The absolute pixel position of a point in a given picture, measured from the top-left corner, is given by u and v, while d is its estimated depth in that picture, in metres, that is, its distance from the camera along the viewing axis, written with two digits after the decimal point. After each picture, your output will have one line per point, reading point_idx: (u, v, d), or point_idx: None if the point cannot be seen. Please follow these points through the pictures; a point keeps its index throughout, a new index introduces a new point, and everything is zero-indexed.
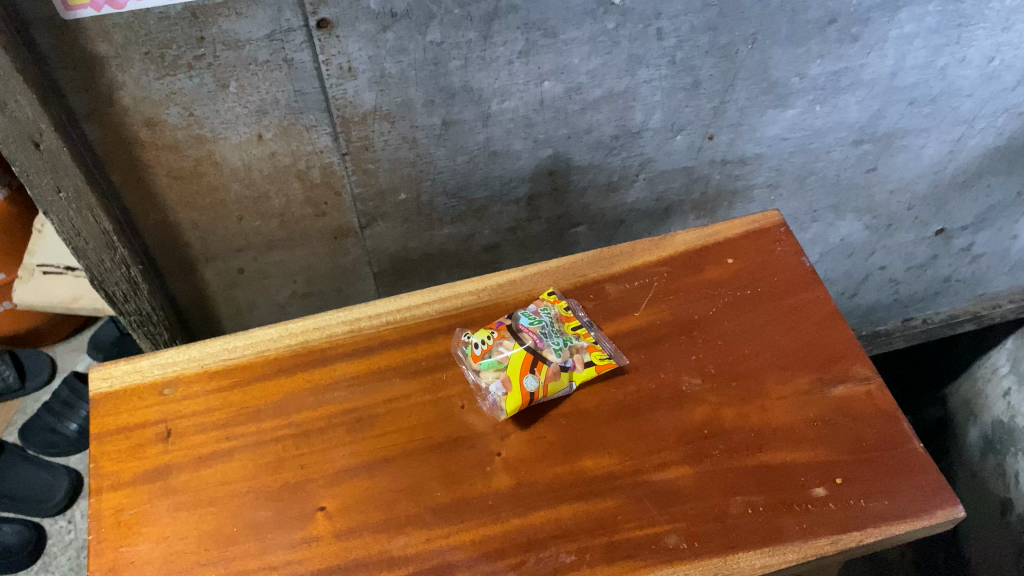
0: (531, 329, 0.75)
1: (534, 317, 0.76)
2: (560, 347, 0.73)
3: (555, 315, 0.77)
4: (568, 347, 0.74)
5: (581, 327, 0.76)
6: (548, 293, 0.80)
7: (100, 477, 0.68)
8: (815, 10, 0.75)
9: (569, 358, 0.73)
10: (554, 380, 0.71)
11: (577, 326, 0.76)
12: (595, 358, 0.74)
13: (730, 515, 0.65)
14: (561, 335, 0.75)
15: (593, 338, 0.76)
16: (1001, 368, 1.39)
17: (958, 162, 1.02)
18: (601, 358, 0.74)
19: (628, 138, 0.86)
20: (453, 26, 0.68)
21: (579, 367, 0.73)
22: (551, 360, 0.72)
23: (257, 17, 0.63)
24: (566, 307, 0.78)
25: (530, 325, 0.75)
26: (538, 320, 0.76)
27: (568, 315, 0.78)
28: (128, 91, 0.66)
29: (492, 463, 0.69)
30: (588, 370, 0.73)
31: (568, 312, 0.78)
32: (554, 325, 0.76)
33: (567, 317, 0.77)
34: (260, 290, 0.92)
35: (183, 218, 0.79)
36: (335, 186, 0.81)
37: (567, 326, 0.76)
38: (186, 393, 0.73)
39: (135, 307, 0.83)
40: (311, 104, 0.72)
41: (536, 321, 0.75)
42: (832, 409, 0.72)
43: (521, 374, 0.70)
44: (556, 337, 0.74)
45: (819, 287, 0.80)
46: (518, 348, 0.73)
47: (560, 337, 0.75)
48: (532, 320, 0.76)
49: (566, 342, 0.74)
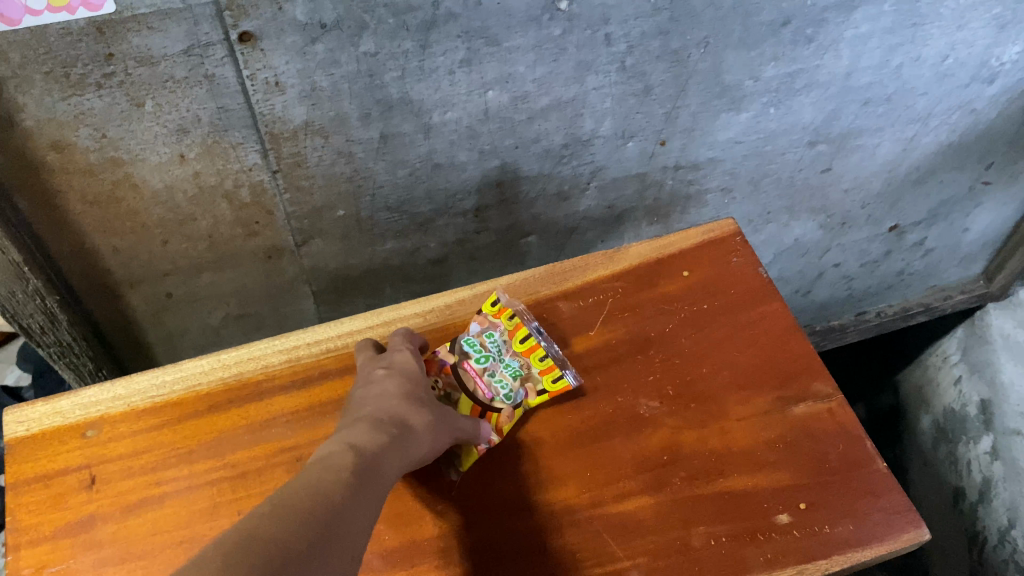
0: (474, 365, 0.70)
1: (476, 345, 0.71)
2: (510, 379, 0.69)
3: (500, 336, 0.72)
4: (518, 375, 0.69)
5: (529, 338, 0.71)
6: (492, 301, 0.73)
7: (17, 532, 0.63)
8: (770, 12, 0.72)
9: (522, 388, 0.69)
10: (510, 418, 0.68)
11: (526, 337, 0.71)
12: (547, 378, 0.69)
13: (692, 548, 0.63)
14: (508, 362, 0.70)
15: (543, 348, 0.71)
16: (952, 356, 1.40)
17: (912, 159, 1.00)
18: (554, 376, 0.69)
19: (578, 146, 0.82)
20: (388, 37, 0.63)
21: (532, 396, 0.69)
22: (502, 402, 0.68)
23: (170, 31, 0.58)
24: (511, 316, 0.72)
25: (476, 359, 0.70)
26: (482, 348, 0.71)
27: (515, 325, 0.72)
28: (30, 114, 0.60)
29: (442, 501, 0.65)
30: (541, 398, 0.69)
31: (514, 321, 0.72)
32: (500, 350, 0.71)
33: (514, 330, 0.72)
34: (192, 314, 0.87)
35: (101, 244, 0.73)
36: (267, 205, 0.76)
37: (514, 343, 0.71)
38: (111, 434, 0.68)
39: (54, 338, 0.77)
40: (236, 121, 0.66)
41: (478, 354, 0.71)
42: (793, 429, 0.69)
43: None
44: (504, 366, 0.70)
45: (776, 299, 0.78)
46: (464, 398, 0.69)
47: (508, 363, 0.70)
48: (477, 351, 0.71)
49: (515, 370, 0.70)
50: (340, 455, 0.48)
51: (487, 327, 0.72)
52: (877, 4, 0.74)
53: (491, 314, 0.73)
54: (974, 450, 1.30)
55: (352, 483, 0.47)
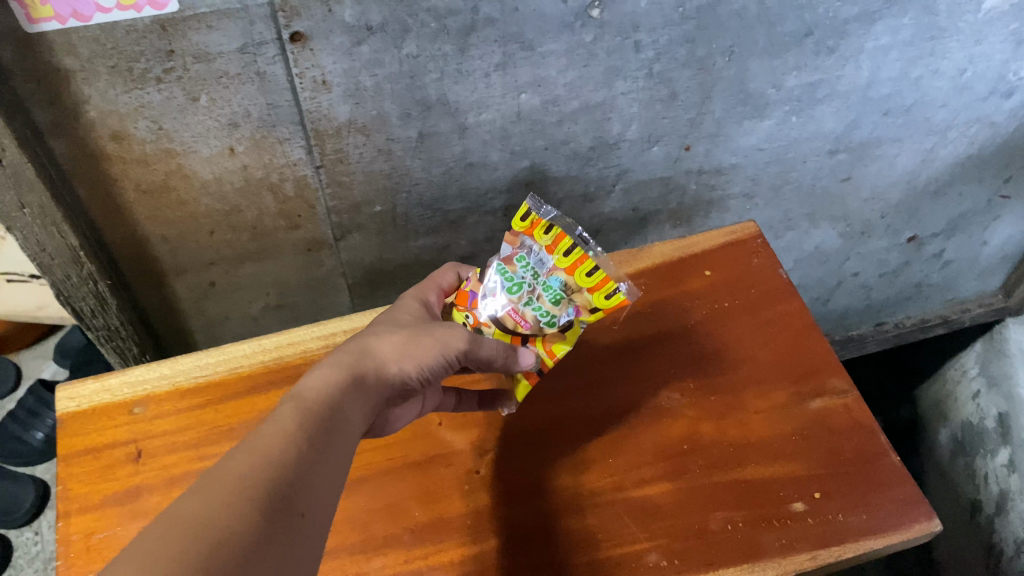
0: (508, 299, 0.60)
1: (509, 274, 0.60)
2: (548, 304, 0.59)
3: (537, 251, 0.59)
4: (556, 298, 0.59)
5: (574, 252, 0.58)
6: (521, 214, 0.60)
7: (68, 500, 0.67)
8: (793, 23, 0.75)
9: (567, 310, 0.59)
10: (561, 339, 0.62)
11: (568, 251, 0.58)
12: (593, 296, 0.58)
13: (710, 531, 0.65)
14: (548, 287, 0.59)
15: (588, 262, 0.57)
16: (970, 370, 1.41)
17: (931, 171, 1.03)
18: (604, 292, 0.57)
19: (605, 149, 0.85)
20: (430, 39, 0.67)
21: (583, 313, 0.60)
22: (536, 326, 0.60)
23: (228, 30, 0.62)
24: (548, 227, 0.59)
25: (505, 284, 0.60)
26: (515, 276, 0.60)
27: (555, 238, 0.58)
28: (94, 105, 0.64)
29: (470, 481, 0.69)
30: (595, 314, 0.60)
31: (550, 230, 0.59)
32: (539, 269, 0.59)
33: (553, 241, 0.59)
34: (232, 303, 0.91)
35: (152, 232, 0.78)
36: (309, 199, 0.80)
37: (557, 262, 0.58)
38: (157, 411, 0.72)
39: (104, 323, 0.82)
40: (284, 117, 0.70)
41: (512, 284, 0.60)
42: (810, 423, 0.72)
43: None
44: (543, 288, 0.59)
45: (795, 298, 0.80)
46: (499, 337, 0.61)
47: (547, 284, 0.59)
48: (508, 274, 0.60)
49: (555, 291, 0.59)
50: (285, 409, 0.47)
51: (523, 244, 0.61)
52: (897, 17, 0.77)
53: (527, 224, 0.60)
54: (991, 462, 1.31)
55: (311, 434, 0.46)
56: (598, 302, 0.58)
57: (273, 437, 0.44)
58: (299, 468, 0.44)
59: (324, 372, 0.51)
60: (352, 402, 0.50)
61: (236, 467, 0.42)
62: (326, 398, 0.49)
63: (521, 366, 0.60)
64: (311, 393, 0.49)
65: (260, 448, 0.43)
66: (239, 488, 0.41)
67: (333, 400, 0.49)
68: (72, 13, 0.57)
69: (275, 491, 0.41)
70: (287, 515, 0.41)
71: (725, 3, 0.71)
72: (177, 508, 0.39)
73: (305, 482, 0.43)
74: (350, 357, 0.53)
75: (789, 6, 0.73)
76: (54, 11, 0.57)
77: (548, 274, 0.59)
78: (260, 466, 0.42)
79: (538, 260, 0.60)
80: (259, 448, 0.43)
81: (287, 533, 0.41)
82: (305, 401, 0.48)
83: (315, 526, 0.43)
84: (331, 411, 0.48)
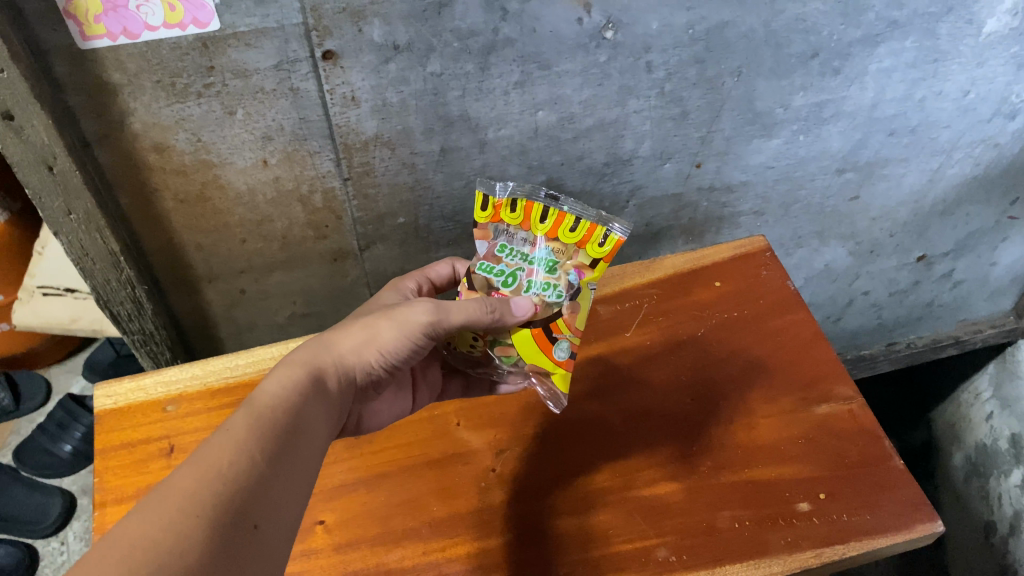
0: (507, 292, 0.64)
1: (497, 267, 0.64)
2: (548, 277, 0.63)
3: (514, 233, 0.64)
4: (551, 268, 0.63)
5: (548, 215, 0.63)
6: (480, 206, 0.63)
7: (104, 491, 0.70)
8: (799, 45, 0.79)
9: (567, 276, 0.63)
10: (576, 311, 0.64)
11: (544, 217, 0.63)
12: (586, 250, 0.62)
13: (718, 529, 0.67)
14: (538, 262, 0.64)
15: (568, 218, 0.63)
16: (983, 393, 1.42)
17: (938, 191, 1.05)
18: (595, 241, 0.62)
19: (618, 165, 0.89)
20: (452, 58, 0.71)
21: (584, 273, 0.63)
22: (547, 306, 0.64)
23: (264, 47, 0.66)
24: (512, 205, 0.63)
25: (499, 280, 0.64)
26: (504, 268, 0.64)
27: (525, 212, 0.63)
28: (139, 117, 0.69)
29: (487, 478, 0.71)
30: (597, 270, 0.63)
31: (517, 209, 0.63)
32: (524, 250, 0.64)
33: (526, 217, 0.63)
34: (259, 310, 0.95)
35: (188, 241, 0.82)
36: (337, 210, 0.84)
37: (536, 232, 0.63)
38: (188, 410, 0.75)
39: (139, 327, 0.86)
40: (315, 131, 0.75)
41: (504, 276, 0.64)
42: (816, 427, 0.74)
43: (549, 353, 0.65)
44: (535, 265, 0.64)
45: (802, 309, 0.83)
46: (518, 334, 0.65)
47: (538, 258, 0.64)
48: (496, 268, 0.64)
49: (547, 263, 0.63)
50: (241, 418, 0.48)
51: (495, 232, 0.64)
52: (900, 40, 0.81)
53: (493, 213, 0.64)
54: (1005, 483, 1.31)
55: (266, 442, 0.47)
56: (595, 253, 0.62)
57: (225, 446, 0.45)
58: (256, 477, 0.44)
59: (279, 377, 0.53)
60: (308, 404, 0.52)
61: (188, 480, 0.42)
62: (280, 401, 0.50)
63: (516, 318, 0.61)
64: (262, 399, 0.50)
65: (212, 457, 0.44)
66: (191, 502, 0.41)
67: (289, 404, 0.50)
68: (122, 31, 0.62)
69: (228, 501, 0.42)
70: (243, 526, 0.42)
71: (732, 26, 0.75)
72: (125, 528, 0.39)
73: (262, 490, 0.44)
74: (303, 361, 0.55)
75: (794, 28, 0.77)
76: (106, 29, 0.61)
77: (534, 249, 0.64)
78: (212, 477, 0.43)
79: (518, 241, 0.64)
80: (210, 457, 0.44)
81: (242, 542, 0.41)
82: (258, 407, 0.49)
83: (273, 534, 0.43)
84: (286, 415, 0.49)
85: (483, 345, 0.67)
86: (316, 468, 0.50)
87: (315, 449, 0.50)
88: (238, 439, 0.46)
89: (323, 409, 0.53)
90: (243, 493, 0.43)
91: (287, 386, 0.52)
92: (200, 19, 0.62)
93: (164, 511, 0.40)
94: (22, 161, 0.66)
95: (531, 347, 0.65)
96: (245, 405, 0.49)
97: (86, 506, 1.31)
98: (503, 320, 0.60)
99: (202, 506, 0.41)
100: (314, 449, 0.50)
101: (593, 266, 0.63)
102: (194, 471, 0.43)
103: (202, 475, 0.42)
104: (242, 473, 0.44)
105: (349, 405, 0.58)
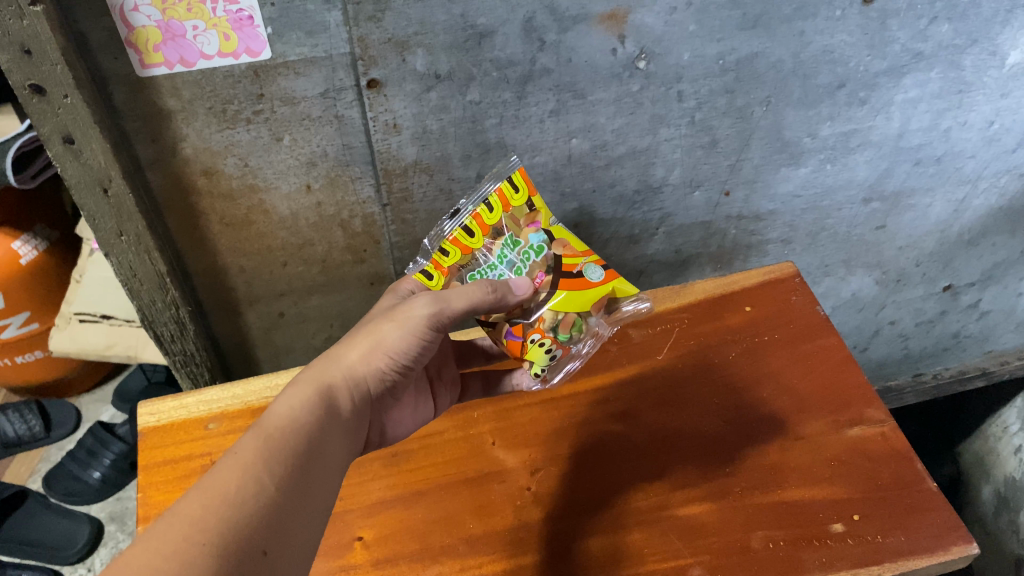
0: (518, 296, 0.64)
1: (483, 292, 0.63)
2: (519, 247, 0.64)
3: (471, 262, 0.64)
4: (513, 240, 0.64)
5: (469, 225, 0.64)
6: (428, 279, 0.64)
7: (148, 506, 0.69)
8: (826, 75, 0.81)
9: (532, 230, 0.65)
10: (568, 242, 0.66)
11: (468, 231, 0.64)
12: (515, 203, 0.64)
13: (752, 549, 0.65)
14: (500, 255, 0.64)
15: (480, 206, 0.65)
16: (1011, 426, 1.40)
17: (963, 221, 1.07)
18: (508, 188, 0.64)
19: (649, 193, 0.91)
20: (491, 87, 0.73)
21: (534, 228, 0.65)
22: (545, 261, 0.64)
23: (313, 76, 0.69)
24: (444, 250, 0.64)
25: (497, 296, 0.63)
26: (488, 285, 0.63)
27: (457, 240, 0.64)
28: (190, 143, 0.72)
29: (522, 497, 0.71)
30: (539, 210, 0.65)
31: (448, 250, 0.64)
32: (487, 260, 0.64)
33: (461, 249, 0.64)
34: (297, 333, 0.99)
35: (231, 263, 0.85)
36: (375, 235, 0.87)
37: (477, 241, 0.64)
38: (229, 428, 0.76)
39: (180, 348, 0.89)
40: (357, 157, 0.77)
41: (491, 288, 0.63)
42: (847, 450, 0.73)
43: (591, 283, 0.65)
44: (501, 260, 0.64)
45: (833, 333, 0.84)
46: (553, 301, 0.63)
47: (499, 247, 0.64)
48: None
49: (506, 240, 0.64)
50: (249, 441, 0.48)
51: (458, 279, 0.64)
52: (925, 71, 0.83)
53: (444, 277, 0.64)
54: None
55: (277, 468, 0.46)
56: (523, 195, 0.65)
57: (234, 470, 0.45)
58: (266, 504, 0.44)
59: (289, 398, 0.52)
60: (320, 423, 0.52)
61: (196, 506, 0.42)
62: (291, 422, 0.50)
63: (520, 292, 0.61)
64: (271, 422, 0.50)
65: (221, 484, 0.44)
66: (198, 530, 0.41)
67: (299, 426, 0.50)
68: (179, 60, 0.65)
69: (238, 530, 0.42)
70: (251, 554, 0.42)
71: (762, 56, 0.77)
72: (127, 557, 0.39)
73: (273, 517, 0.44)
74: (312, 379, 0.55)
75: (822, 59, 0.79)
76: (164, 57, 0.64)
77: (492, 255, 0.64)
78: (217, 503, 0.43)
79: (478, 264, 0.64)
80: (219, 484, 0.44)
81: (253, 570, 0.41)
82: (268, 430, 0.49)
83: (285, 561, 0.44)
84: (297, 438, 0.49)
85: (552, 340, 0.64)
86: (331, 491, 0.50)
87: (328, 469, 0.50)
88: (247, 464, 0.46)
89: (335, 427, 0.53)
90: (253, 521, 0.43)
91: (297, 406, 0.52)
92: (252, 49, 0.65)
93: (170, 539, 0.40)
94: (79, 183, 0.69)
95: (575, 298, 0.64)
96: (255, 427, 0.49)
97: (114, 533, 1.30)
98: (505, 300, 0.60)
99: (207, 534, 0.41)
100: (329, 472, 0.50)
101: (533, 207, 0.65)
102: (200, 500, 0.43)
103: (208, 502, 0.43)
104: (250, 499, 0.44)
105: (364, 419, 0.58)
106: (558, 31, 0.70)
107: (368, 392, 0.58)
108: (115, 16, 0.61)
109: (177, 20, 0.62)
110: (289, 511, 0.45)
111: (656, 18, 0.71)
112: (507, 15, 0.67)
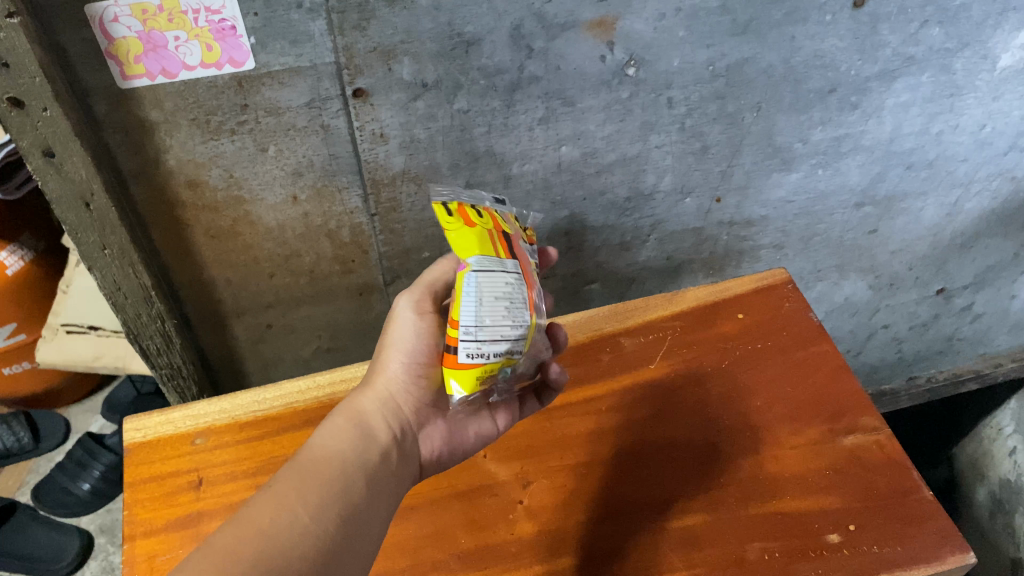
0: None
1: None
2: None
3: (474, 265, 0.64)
4: None
5: None
6: None
7: (134, 524, 0.68)
8: (816, 80, 0.80)
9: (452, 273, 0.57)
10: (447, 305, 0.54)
11: None
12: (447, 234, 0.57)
13: (751, 560, 0.64)
14: None
15: (471, 209, 0.59)
16: (1006, 428, 1.40)
17: (956, 224, 1.06)
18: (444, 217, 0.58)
19: (640, 200, 0.90)
20: (479, 96, 0.73)
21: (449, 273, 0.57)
22: None
23: (298, 86, 0.68)
24: None
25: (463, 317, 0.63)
26: None
27: None
28: (174, 154, 0.71)
29: (515, 510, 0.70)
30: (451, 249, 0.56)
31: None
32: None
33: None
34: (286, 345, 0.98)
35: (217, 275, 0.84)
36: (364, 245, 0.86)
37: None
38: (217, 443, 0.75)
39: (167, 361, 0.88)
40: (344, 167, 0.76)
41: None
42: (844, 459, 0.72)
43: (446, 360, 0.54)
44: None
45: (827, 340, 0.83)
46: None
47: None
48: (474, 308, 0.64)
49: None
50: (281, 477, 0.50)
51: None
52: (916, 75, 0.82)
53: None
54: None
55: (305, 499, 0.48)
56: (454, 226, 0.56)
57: (266, 506, 0.47)
58: (295, 530, 0.46)
59: (323, 436, 0.55)
60: (351, 455, 0.54)
61: (225, 539, 0.44)
62: (322, 456, 0.53)
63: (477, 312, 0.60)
64: (306, 458, 0.52)
65: (256, 519, 0.46)
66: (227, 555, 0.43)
67: (329, 462, 0.52)
68: (161, 71, 0.64)
69: (267, 553, 0.44)
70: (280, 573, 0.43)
71: (753, 62, 0.76)
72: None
73: (304, 542, 0.46)
74: (345, 414, 0.58)
75: (812, 64, 0.78)
76: (145, 68, 0.63)
77: None
78: (249, 535, 0.45)
79: None
80: (252, 518, 0.46)
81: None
82: (297, 468, 0.51)
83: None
84: (324, 471, 0.51)
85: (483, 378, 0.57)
86: (368, 515, 0.51)
87: (368, 494, 0.52)
88: (275, 500, 0.47)
89: (372, 452, 0.55)
90: (285, 547, 0.45)
91: (331, 443, 0.54)
92: (236, 59, 0.64)
93: (205, 563, 0.42)
94: (61, 197, 0.68)
95: None
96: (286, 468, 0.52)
97: (105, 546, 1.28)
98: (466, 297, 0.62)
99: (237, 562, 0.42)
100: (364, 498, 0.52)
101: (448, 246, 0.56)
102: (233, 532, 0.45)
103: (240, 534, 0.44)
104: (281, 528, 0.45)
105: (411, 441, 0.60)
106: (546, 38, 0.69)
107: (404, 408, 0.60)
108: (94, 27, 0.60)
109: (158, 31, 0.61)
110: (323, 537, 0.47)
111: (645, 24, 0.70)
112: (495, 23, 0.67)
